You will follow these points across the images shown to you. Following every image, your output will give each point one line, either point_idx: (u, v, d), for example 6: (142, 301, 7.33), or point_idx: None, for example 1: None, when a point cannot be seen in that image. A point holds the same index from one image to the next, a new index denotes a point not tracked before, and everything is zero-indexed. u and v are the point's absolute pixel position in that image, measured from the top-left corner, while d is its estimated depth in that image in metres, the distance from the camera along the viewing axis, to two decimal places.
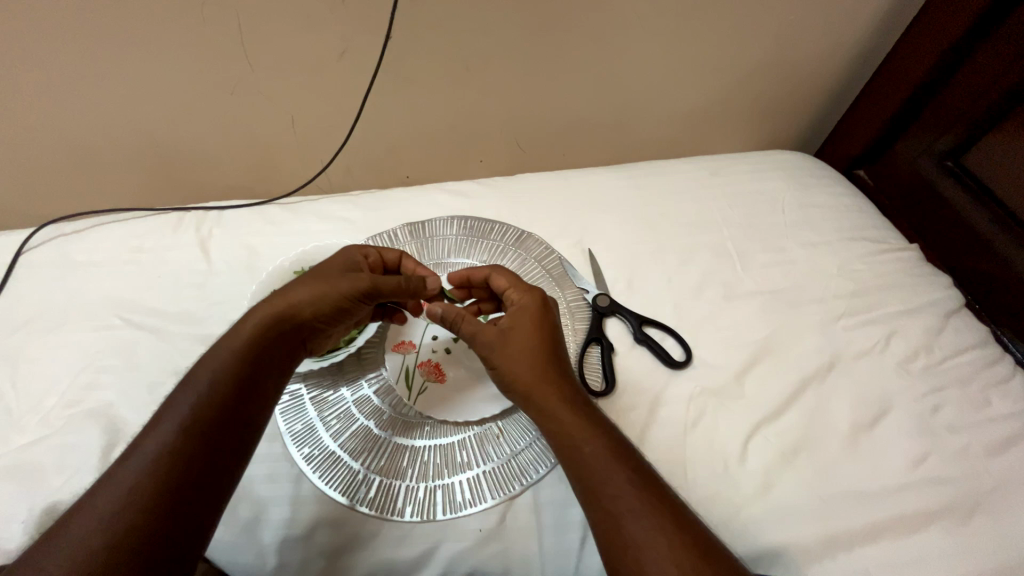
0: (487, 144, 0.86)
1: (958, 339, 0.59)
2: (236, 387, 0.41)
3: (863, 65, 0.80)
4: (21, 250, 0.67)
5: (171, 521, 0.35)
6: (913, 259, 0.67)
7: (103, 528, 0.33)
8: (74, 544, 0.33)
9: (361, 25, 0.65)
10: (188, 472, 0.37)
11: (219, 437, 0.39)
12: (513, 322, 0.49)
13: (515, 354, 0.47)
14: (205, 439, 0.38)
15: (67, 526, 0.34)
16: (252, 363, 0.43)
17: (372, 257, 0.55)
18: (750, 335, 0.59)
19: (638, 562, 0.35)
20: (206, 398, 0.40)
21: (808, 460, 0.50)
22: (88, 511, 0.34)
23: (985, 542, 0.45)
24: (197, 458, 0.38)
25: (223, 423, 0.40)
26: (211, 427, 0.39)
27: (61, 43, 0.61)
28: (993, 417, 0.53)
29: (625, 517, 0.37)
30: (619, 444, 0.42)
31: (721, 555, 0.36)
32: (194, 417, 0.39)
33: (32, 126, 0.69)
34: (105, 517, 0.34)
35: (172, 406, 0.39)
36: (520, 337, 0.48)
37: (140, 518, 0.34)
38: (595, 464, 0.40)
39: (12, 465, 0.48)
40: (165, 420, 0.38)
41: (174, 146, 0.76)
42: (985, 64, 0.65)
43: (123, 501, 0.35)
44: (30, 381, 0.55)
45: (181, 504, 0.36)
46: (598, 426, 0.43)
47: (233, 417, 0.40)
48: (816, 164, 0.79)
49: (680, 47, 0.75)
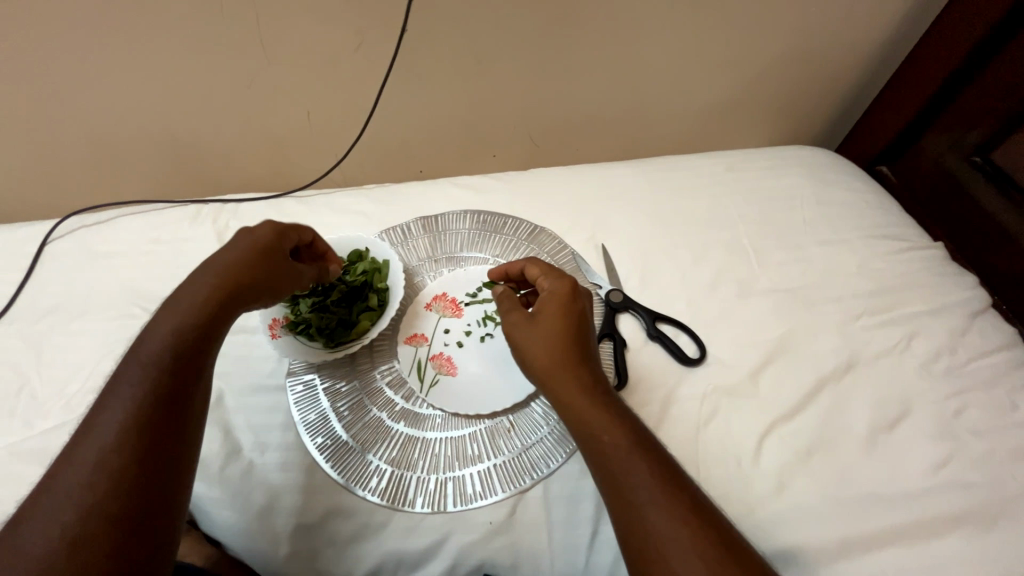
0: (501, 138, 0.85)
1: (983, 341, 0.57)
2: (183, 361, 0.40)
3: (888, 59, 0.78)
4: (46, 241, 0.69)
5: (140, 493, 0.35)
6: (938, 258, 0.65)
7: (74, 504, 0.33)
8: (47, 521, 0.33)
9: (376, 19, 0.65)
10: (151, 445, 0.37)
11: (175, 411, 0.39)
12: (540, 309, 0.50)
13: (542, 339, 0.47)
14: (161, 412, 0.38)
15: (38, 505, 0.34)
16: (201, 338, 0.42)
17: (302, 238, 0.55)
18: (765, 334, 0.58)
19: (659, 555, 0.35)
20: (155, 373, 0.39)
21: (823, 461, 0.49)
22: (57, 488, 0.34)
23: (1008, 550, 0.44)
24: (156, 430, 0.37)
25: (176, 396, 0.39)
26: (163, 401, 0.38)
27: (85, 38, 0.62)
28: (1020, 422, 0.51)
29: (645, 508, 0.37)
30: (640, 435, 0.41)
31: (742, 551, 0.35)
32: (147, 392, 0.38)
33: (57, 119, 0.71)
34: (76, 494, 0.34)
35: (121, 383, 0.39)
36: (545, 322, 0.48)
37: (108, 491, 0.34)
38: (616, 453, 0.39)
39: (36, 448, 0.50)
40: (118, 397, 0.38)
41: (194, 139, 0.78)
42: (1012, 58, 0.62)
43: (90, 477, 0.34)
44: (53, 367, 0.57)
45: (149, 476, 0.36)
46: (620, 416, 0.42)
47: (185, 390, 0.40)
48: (838, 160, 0.77)
49: (698, 41, 0.74)
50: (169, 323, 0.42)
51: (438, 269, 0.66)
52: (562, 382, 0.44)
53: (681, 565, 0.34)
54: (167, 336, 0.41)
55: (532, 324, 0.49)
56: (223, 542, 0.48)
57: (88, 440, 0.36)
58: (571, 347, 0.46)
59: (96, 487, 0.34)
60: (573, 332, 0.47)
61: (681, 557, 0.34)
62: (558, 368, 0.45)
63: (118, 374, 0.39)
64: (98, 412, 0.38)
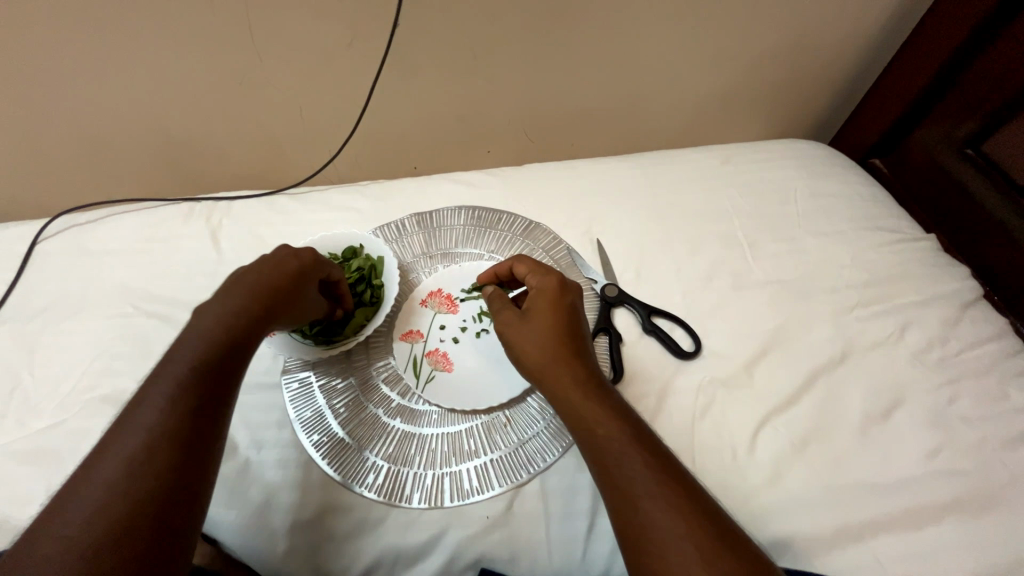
0: (496, 133, 0.85)
1: (976, 331, 0.57)
2: (221, 363, 0.40)
3: (881, 51, 0.78)
4: (37, 240, 0.68)
5: (175, 493, 0.35)
6: (931, 249, 0.66)
7: (110, 499, 0.33)
8: (83, 516, 0.32)
9: (368, 15, 0.64)
10: (186, 444, 0.36)
11: (212, 413, 0.38)
12: (530, 307, 0.50)
13: (533, 336, 0.47)
14: (199, 413, 0.38)
15: (74, 498, 0.33)
16: (238, 344, 0.42)
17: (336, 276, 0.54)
18: (760, 326, 0.58)
19: (653, 545, 0.35)
20: (196, 373, 0.39)
21: (818, 451, 0.49)
22: (92, 482, 0.34)
23: (1001, 536, 0.44)
24: (193, 431, 0.37)
25: (214, 398, 0.39)
26: (194, 403, 0.38)
27: (73, 34, 0.61)
28: (1012, 410, 0.52)
29: (640, 499, 0.37)
30: (635, 427, 0.41)
31: (739, 540, 0.35)
32: (185, 391, 0.38)
33: (46, 117, 0.70)
34: (112, 489, 0.33)
35: (159, 378, 0.38)
36: (537, 320, 0.48)
37: (146, 490, 0.34)
38: (613, 448, 0.39)
39: (29, 448, 0.50)
40: (157, 392, 0.37)
41: (185, 136, 0.77)
42: (1003, 52, 0.63)
43: (128, 473, 0.34)
44: (46, 367, 0.56)
45: (184, 477, 0.35)
46: (615, 410, 0.42)
47: (222, 392, 0.39)
48: (831, 153, 0.78)
49: (692, 35, 0.74)
50: (206, 325, 0.41)
51: (433, 266, 0.66)
52: (553, 378, 0.45)
53: (676, 554, 0.34)
54: (203, 337, 0.40)
55: (523, 321, 0.49)
56: (219, 540, 0.48)
57: (126, 435, 0.36)
58: (563, 344, 0.46)
59: (134, 485, 0.34)
60: (563, 327, 0.47)
61: (674, 546, 0.34)
62: (550, 363, 0.46)
63: (157, 369, 0.39)
64: (134, 406, 0.37)
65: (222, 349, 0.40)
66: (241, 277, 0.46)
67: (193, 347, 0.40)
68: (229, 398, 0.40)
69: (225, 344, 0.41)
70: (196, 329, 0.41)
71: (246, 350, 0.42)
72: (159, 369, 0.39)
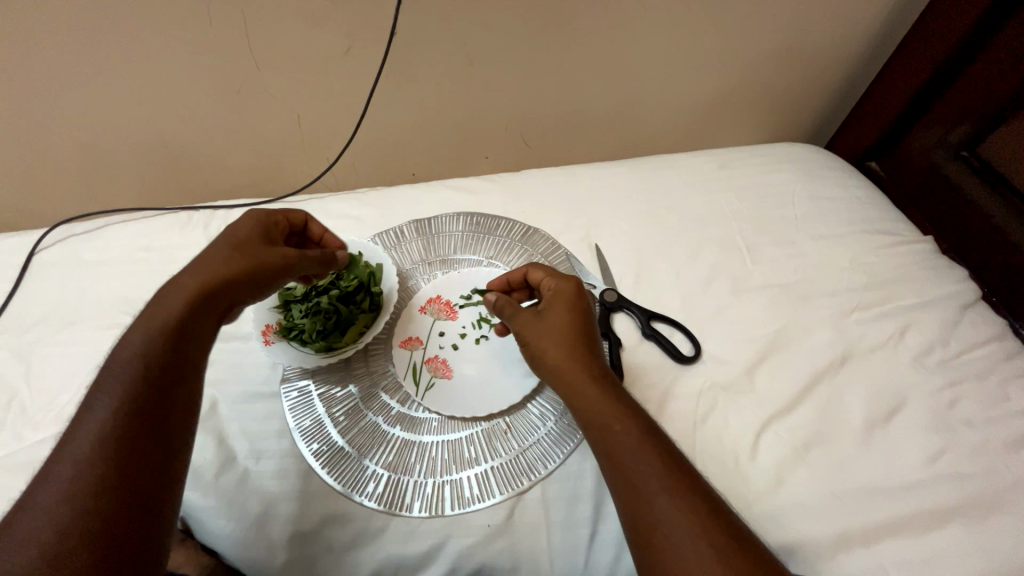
0: (493, 140, 0.85)
1: (975, 332, 0.58)
2: (172, 352, 0.40)
3: (875, 55, 0.79)
4: (34, 250, 0.68)
5: (132, 478, 0.34)
6: (928, 251, 0.66)
7: (66, 491, 0.33)
8: (41, 508, 0.32)
9: (365, 24, 0.65)
10: (138, 429, 0.36)
11: (159, 411, 0.38)
12: (546, 309, 0.50)
13: (548, 337, 0.48)
14: (152, 400, 0.38)
15: (19, 519, 0.32)
16: (177, 340, 0.40)
17: (282, 223, 0.55)
18: (760, 330, 0.58)
19: (669, 544, 0.34)
20: (146, 360, 0.38)
21: (821, 455, 0.49)
22: (50, 477, 0.34)
23: (1004, 539, 0.44)
24: (145, 418, 0.37)
25: (164, 384, 0.39)
26: (138, 403, 0.37)
27: (71, 46, 0.61)
28: (1013, 412, 0.51)
29: (654, 497, 0.36)
30: (648, 426, 0.41)
31: (750, 540, 0.35)
32: (136, 380, 0.38)
33: (44, 127, 0.70)
34: (69, 481, 0.33)
35: (110, 371, 0.38)
36: (552, 321, 0.49)
37: (101, 477, 0.34)
38: (625, 445, 0.39)
39: (27, 461, 0.49)
40: (106, 385, 0.37)
41: (183, 145, 0.77)
42: (998, 54, 0.63)
43: (83, 464, 0.34)
44: (43, 378, 0.56)
45: (142, 462, 0.35)
46: (628, 407, 0.42)
47: (174, 377, 0.39)
48: (828, 156, 0.78)
49: (687, 40, 0.74)
50: (155, 317, 0.41)
51: (432, 273, 0.66)
52: (568, 375, 0.45)
53: (691, 553, 0.33)
54: (153, 324, 0.40)
55: (538, 320, 0.50)
56: (218, 552, 0.47)
57: (78, 428, 0.35)
58: (579, 346, 0.46)
59: (87, 471, 0.34)
60: (578, 325, 0.48)
61: (690, 545, 0.34)
62: (563, 359, 0.46)
63: (107, 363, 0.39)
64: (87, 402, 0.37)
65: (171, 335, 0.40)
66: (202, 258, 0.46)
67: (145, 335, 0.40)
68: (185, 383, 0.40)
69: (176, 331, 0.41)
70: (151, 314, 0.41)
71: (189, 346, 0.41)
72: (105, 370, 0.38)
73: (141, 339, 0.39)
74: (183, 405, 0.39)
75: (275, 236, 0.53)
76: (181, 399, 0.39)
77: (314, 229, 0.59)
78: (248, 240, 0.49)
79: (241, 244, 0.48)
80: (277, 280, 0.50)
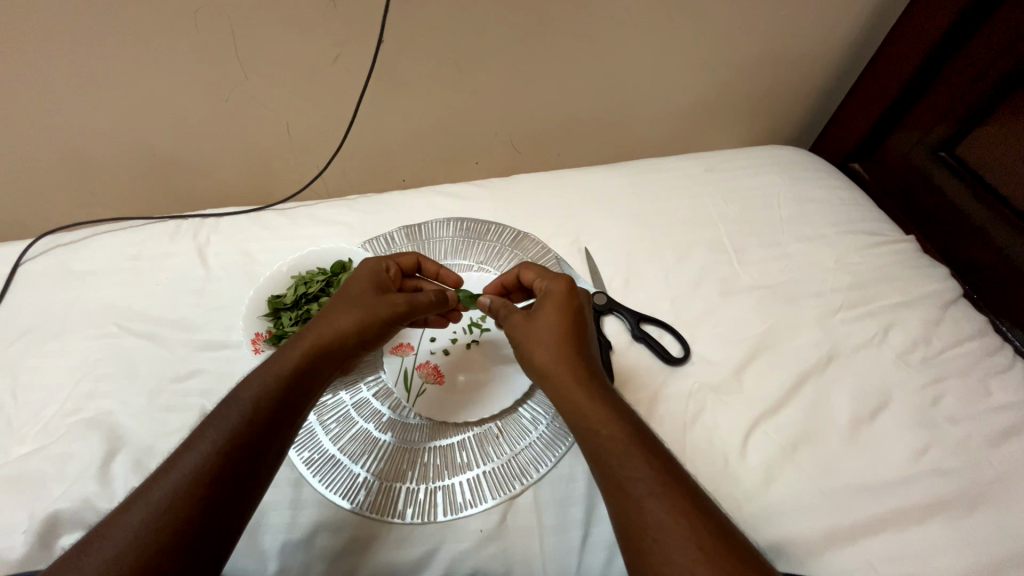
0: (483, 145, 0.86)
1: (957, 330, 0.59)
2: (282, 403, 0.42)
3: (856, 59, 0.80)
4: (20, 261, 0.67)
5: (209, 525, 0.36)
6: (911, 251, 0.67)
7: (154, 516, 0.35)
8: (124, 534, 0.34)
9: (352, 32, 0.65)
10: (234, 474, 0.38)
11: (260, 456, 0.40)
12: (537, 309, 0.51)
13: (542, 337, 0.48)
14: (249, 453, 0.39)
15: (103, 535, 0.34)
16: (291, 393, 0.43)
17: (394, 270, 0.57)
18: (749, 330, 0.58)
19: (657, 546, 0.35)
20: (260, 407, 0.41)
21: (809, 454, 0.49)
22: (147, 498, 0.36)
23: (987, 532, 0.45)
24: (245, 465, 0.39)
25: (267, 435, 0.41)
26: (243, 446, 0.39)
27: (56, 56, 0.61)
28: (996, 407, 0.52)
29: (643, 499, 0.37)
30: (639, 429, 0.41)
31: (738, 539, 0.35)
32: (249, 425, 0.40)
33: (30, 138, 0.70)
34: (158, 507, 0.35)
35: (228, 408, 0.41)
36: (546, 322, 0.49)
37: (185, 512, 0.35)
38: (615, 447, 0.40)
39: (14, 475, 0.49)
40: (222, 422, 0.40)
41: (170, 153, 0.77)
42: (971, 58, 0.65)
43: (175, 494, 0.36)
44: (30, 391, 0.56)
45: (223, 505, 0.37)
46: (619, 413, 0.42)
47: (279, 429, 0.42)
48: (812, 159, 0.79)
49: (672, 46, 0.75)
50: (275, 364, 0.44)
51: None
52: (563, 378, 0.45)
53: (680, 553, 0.34)
54: (270, 369, 0.43)
55: (528, 319, 0.50)
56: None
57: (186, 456, 0.38)
58: (574, 350, 0.47)
59: (180, 506, 0.35)
60: (570, 327, 0.49)
61: (678, 545, 0.34)
62: (559, 359, 0.46)
63: (229, 399, 0.42)
64: (201, 432, 0.39)
65: (286, 387, 0.43)
66: (327, 314, 0.49)
67: (264, 381, 0.43)
68: (283, 437, 0.42)
69: (287, 383, 0.43)
70: (272, 361, 0.44)
71: (299, 401, 0.44)
72: (224, 407, 0.41)
73: (262, 383, 0.42)
74: (275, 456, 0.41)
75: (389, 285, 0.55)
76: (278, 451, 0.42)
77: (427, 268, 0.61)
78: (362, 294, 0.52)
79: (370, 306, 0.50)
80: (388, 330, 0.52)
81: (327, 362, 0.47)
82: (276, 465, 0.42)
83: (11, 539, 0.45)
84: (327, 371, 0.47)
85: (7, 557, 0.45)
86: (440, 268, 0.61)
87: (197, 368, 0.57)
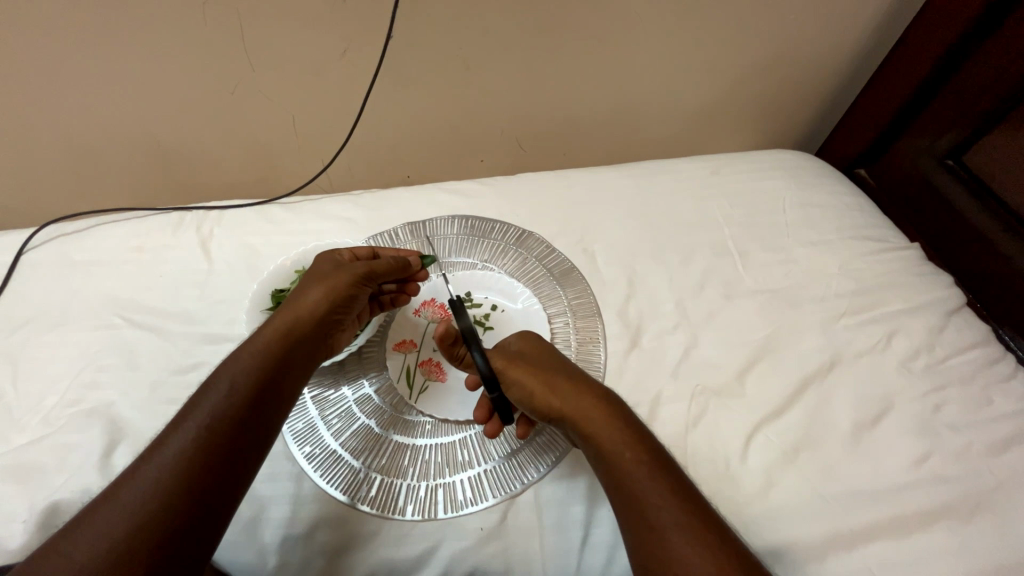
0: (489, 143, 0.86)
1: (959, 338, 0.59)
2: (262, 384, 0.43)
3: (865, 63, 0.80)
4: (22, 251, 0.67)
5: (200, 501, 0.36)
6: (915, 258, 0.67)
7: (147, 492, 0.35)
8: (118, 510, 0.34)
9: (361, 27, 0.65)
10: (223, 451, 0.39)
11: (241, 432, 0.40)
12: (558, 384, 0.48)
13: (576, 404, 0.46)
14: (235, 431, 0.40)
15: (99, 513, 0.34)
16: (269, 373, 0.44)
17: (347, 255, 0.56)
18: (751, 335, 0.59)
19: None
20: (238, 390, 0.41)
21: (809, 459, 0.50)
22: (136, 480, 0.36)
23: (987, 540, 0.45)
24: (231, 442, 0.39)
25: (251, 413, 0.41)
26: (229, 423, 0.40)
27: (63, 45, 0.61)
28: (996, 415, 0.53)
29: (661, 534, 0.38)
30: (693, 502, 0.40)
31: None
32: (232, 404, 0.41)
33: (33, 127, 0.70)
34: (149, 485, 0.36)
35: (208, 393, 0.41)
36: (570, 395, 0.47)
37: (177, 487, 0.36)
38: (660, 519, 0.39)
39: (13, 465, 0.49)
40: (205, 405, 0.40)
41: (175, 145, 0.76)
42: (983, 66, 0.65)
43: (166, 471, 0.36)
44: (31, 381, 0.56)
45: (212, 481, 0.37)
46: (679, 489, 0.40)
47: (261, 409, 0.42)
48: (817, 164, 0.79)
49: (680, 47, 0.75)
50: (246, 351, 0.44)
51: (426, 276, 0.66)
52: (588, 423, 0.45)
53: None
54: (246, 352, 0.44)
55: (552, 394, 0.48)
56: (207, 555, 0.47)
57: (172, 440, 0.38)
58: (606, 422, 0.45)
59: (169, 483, 0.36)
60: (592, 404, 0.46)
61: None
62: (582, 403, 0.46)
63: (206, 386, 0.42)
64: (185, 416, 0.40)
65: (263, 369, 0.43)
66: (289, 300, 0.50)
67: (240, 365, 0.43)
68: (268, 412, 0.42)
69: (264, 365, 0.44)
70: (243, 348, 0.45)
71: (278, 379, 0.44)
72: (202, 393, 0.41)
73: (238, 367, 0.43)
74: (263, 433, 0.42)
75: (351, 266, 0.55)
76: (264, 432, 0.42)
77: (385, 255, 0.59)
78: (320, 272, 0.52)
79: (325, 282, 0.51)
80: (359, 301, 0.53)
81: (303, 340, 0.48)
82: (266, 445, 0.42)
83: (10, 529, 0.45)
84: (301, 346, 0.47)
85: (6, 547, 0.44)
86: (395, 252, 0.59)
87: (199, 361, 0.57)
